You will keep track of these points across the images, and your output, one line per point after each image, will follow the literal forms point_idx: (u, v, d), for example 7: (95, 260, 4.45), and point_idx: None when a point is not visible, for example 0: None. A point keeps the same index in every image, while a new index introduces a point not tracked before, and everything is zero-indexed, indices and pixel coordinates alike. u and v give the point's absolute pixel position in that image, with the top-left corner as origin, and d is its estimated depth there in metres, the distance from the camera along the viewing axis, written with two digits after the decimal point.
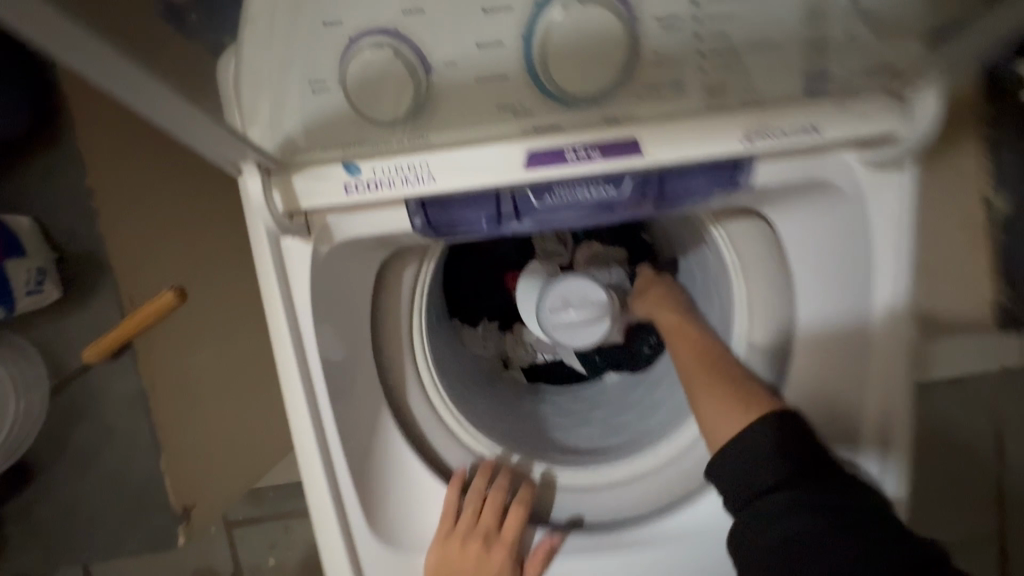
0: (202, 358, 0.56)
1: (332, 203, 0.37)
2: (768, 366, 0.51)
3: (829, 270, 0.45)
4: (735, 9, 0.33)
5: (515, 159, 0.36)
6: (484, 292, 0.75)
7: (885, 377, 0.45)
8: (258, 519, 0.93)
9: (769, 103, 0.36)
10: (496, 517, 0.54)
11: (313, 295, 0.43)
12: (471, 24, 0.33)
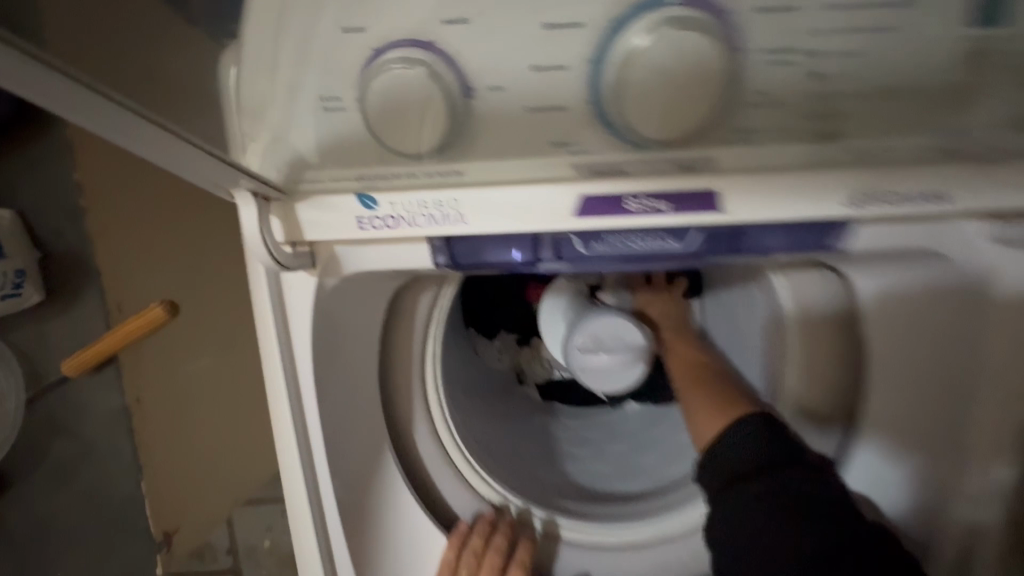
0: (196, 367, 0.61)
1: (341, 237, 0.31)
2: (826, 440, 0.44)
3: (922, 355, 0.37)
4: (855, 45, 0.27)
5: (565, 204, 0.30)
6: (505, 302, 0.69)
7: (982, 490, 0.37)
8: None
9: (889, 161, 0.29)
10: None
11: (313, 334, 0.37)
12: (526, 43, 0.27)
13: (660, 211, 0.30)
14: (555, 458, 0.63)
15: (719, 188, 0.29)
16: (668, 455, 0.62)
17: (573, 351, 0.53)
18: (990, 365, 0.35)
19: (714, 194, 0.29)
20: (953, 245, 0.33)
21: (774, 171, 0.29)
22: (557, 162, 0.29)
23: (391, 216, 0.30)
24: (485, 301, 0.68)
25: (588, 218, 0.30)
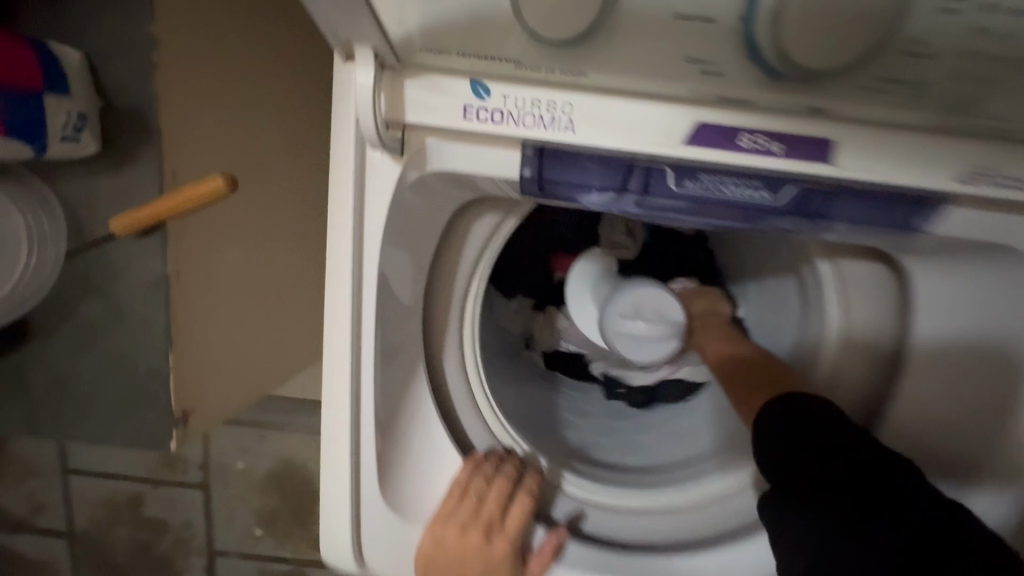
0: (218, 256, 0.49)
1: (445, 124, 0.31)
2: (867, 409, 0.48)
3: (956, 341, 0.40)
4: None
5: (678, 128, 0.30)
6: (528, 265, 0.69)
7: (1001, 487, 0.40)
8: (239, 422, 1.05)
9: (1005, 142, 0.28)
10: (506, 514, 0.46)
11: (386, 226, 0.36)
12: None
13: (772, 152, 0.29)
14: (556, 424, 0.62)
15: (838, 141, 0.29)
16: (668, 438, 0.62)
17: (611, 318, 0.52)
18: None
19: (830, 144, 0.29)
20: None
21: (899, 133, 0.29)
22: (682, 82, 0.29)
23: (500, 110, 0.30)
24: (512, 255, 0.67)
25: (697, 147, 0.30)
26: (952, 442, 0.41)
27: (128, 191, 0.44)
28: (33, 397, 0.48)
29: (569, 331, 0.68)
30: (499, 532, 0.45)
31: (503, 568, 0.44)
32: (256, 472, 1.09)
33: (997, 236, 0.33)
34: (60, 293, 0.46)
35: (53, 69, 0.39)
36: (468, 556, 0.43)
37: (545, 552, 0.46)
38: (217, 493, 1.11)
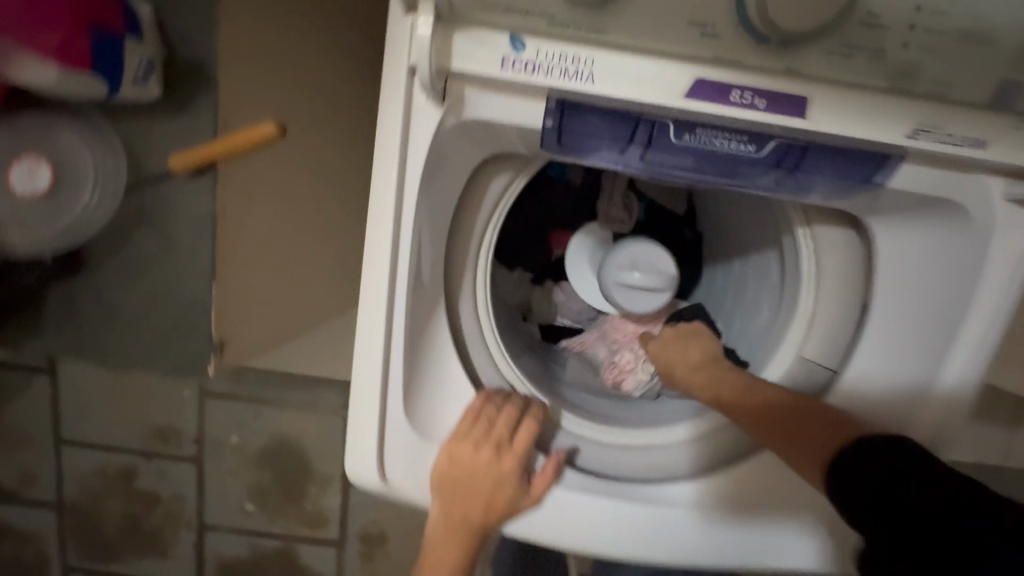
0: None
1: (484, 73, 0.36)
2: (833, 353, 0.55)
3: (909, 294, 0.47)
4: None
5: (680, 83, 0.35)
6: (530, 240, 0.75)
7: (943, 414, 0.46)
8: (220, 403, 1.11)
9: (947, 104, 0.35)
10: (512, 439, 0.51)
11: (424, 166, 0.42)
12: None
13: (757, 107, 0.35)
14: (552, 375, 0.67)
15: (811, 98, 0.35)
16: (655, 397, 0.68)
17: (609, 268, 0.59)
18: (980, 294, 0.44)
19: (804, 101, 0.35)
20: (975, 196, 0.41)
21: (861, 93, 0.35)
22: (686, 44, 0.35)
23: (533, 61, 0.36)
24: (515, 227, 0.73)
25: (696, 99, 0.36)
26: (904, 376, 0.47)
27: None
28: None
29: (564, 307, 0.74)
30: (508, 453, 0.50)
31: (510, 481, 0.50)
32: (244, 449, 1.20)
33: (940, 186, 0.40)
34: None
35: (131, 18, 0.52)
36: (480, 470, 0.49)
37: (545, 473, 0.51)
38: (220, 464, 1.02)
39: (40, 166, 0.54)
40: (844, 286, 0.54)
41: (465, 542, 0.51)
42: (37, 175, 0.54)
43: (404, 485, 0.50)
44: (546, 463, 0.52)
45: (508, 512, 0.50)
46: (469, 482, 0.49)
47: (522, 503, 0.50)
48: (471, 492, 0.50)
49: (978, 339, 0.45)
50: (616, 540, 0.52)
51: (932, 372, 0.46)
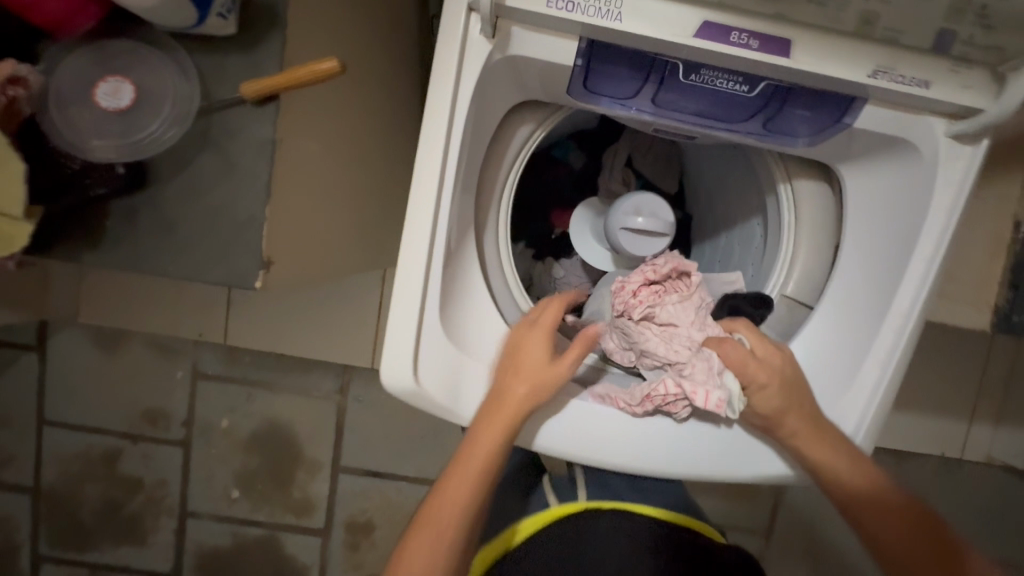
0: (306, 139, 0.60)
1: (529, 8, 0.44)
2: (810, 293, 0.63)
3: (868, 238, 0.57)
4: None
5: (691, 24, 0.44)
6: (535, 214, 0.83)
7: (884, 360, 0.56)
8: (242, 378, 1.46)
9: (899, 49, 0.44)
10: (551, 334, 0.59)
11: (472, 94, 0.49)
12: None
13: (750, 45, 0.44)
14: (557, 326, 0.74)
15: (794, 40, 0.44)
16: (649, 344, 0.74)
17: (615, 215, 0.67)
18: (928, 227, 0.52)
19: (788, 42, 0.44)
20: (922, 137, 0.50)
21: (832, 37, 0.44)
22: None
23: (573, 1, 0.44)
24: (521, 202, 0.82)
25: (703, 37, 0.44)
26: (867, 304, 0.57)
27: (254, 66, 0.55)
28: (140, 233, 0.56)
29: (562, 282, 0.82)
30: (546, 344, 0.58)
31: (541, 352, 0.57)
32: (238, 432, 1.48)
33: (894, 126, 0.49)
34: (182, 146, 0.55)
35: None
36: (523, 356, 0.57)
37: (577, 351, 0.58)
38: (197, 449, 1.49)
39: (125, 83, 0.52)
40: (816, 232, 0.62)
41: (505, 419, 0.55)
42: (122, 88, 0.52)
43: (435, 390, 0.54)
44: (571, 350, 0.58)
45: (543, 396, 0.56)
46: (513, 364, 0.57)
47: (555, 387, 0.56)
48: (512, 372, 0.56)
49: (887, 357, 0.56)
50: (596, 445, 0.58)
51: (851, 372, 0.57)
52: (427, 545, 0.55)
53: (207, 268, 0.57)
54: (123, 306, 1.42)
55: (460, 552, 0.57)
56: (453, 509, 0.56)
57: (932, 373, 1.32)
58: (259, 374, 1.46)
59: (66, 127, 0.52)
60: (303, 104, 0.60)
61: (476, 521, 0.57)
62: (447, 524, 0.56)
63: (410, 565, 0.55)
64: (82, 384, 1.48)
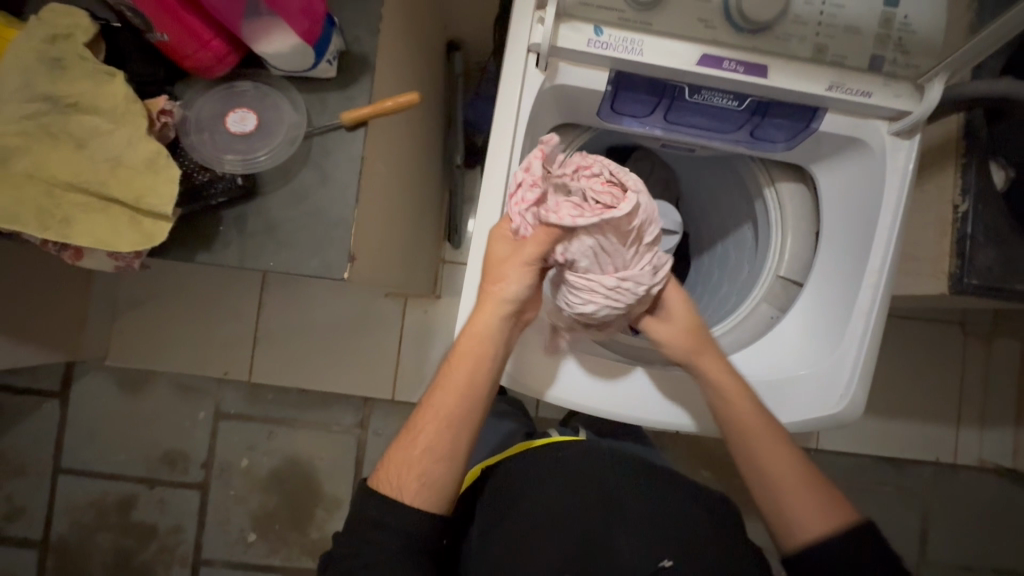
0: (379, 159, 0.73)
1: (575, 47, 0.60)
2: (799, 273, 0.76)
3: (839, 221, 0.71)
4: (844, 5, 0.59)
5: (695, 55, 0.59)
6: None
7: (867, 319, 0.67)
8: (258, 417, 1.43)
9: (847, 70, 0.60)
10: (522, 228, 0.61)
11: (529, 113, 0.63)
12: None
13: (738, 70, 0.59)
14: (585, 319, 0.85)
15: (771, 65, 0.60)
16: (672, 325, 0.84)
17: None
18: (884, 206, 0.66)
19: (765, 67, 0.59)
20: (871, 136, 0.65)
21: (798, 63, 0.60)
22: (697, 33, 0.59)
23: (607, 40, 0.59)
24: None
25: (703, 64, 0.60)
26: (847, 275, 0.69)
27: (348, 99, 0.69)
28: (247, 233, 0.67)
29: None
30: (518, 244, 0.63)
31: (502, 244, 0.63)
32: (257, 470, 1.43)
33: (850, 128, 0.64)
34: (287, 163, 0.68)
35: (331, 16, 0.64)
36: (496, 257, 0.63)
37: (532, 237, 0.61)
38: (215, 491, 1.42)
39: (250, 114, 0.66)
40: (800, 223, 0.76)
41: (472, 335, 0.63)
42: (247, 117, 0.66)
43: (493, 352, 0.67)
44: (529, 242, 0.61)
45: (503, 297, 0.63)
46: (487, 269, 0.64)
47: (517, 283, 0.62)
48: (482, 282, 0.64)
49: (868, 316, 0.67)
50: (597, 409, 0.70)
51: (843, 331, 0.68)
52: (404, 452, 0.62)
53: (300, 261, 0.67)
54: (145, 349, 1.41)
55: (436, 465, 0.62)
56: (427, 424, 0.63)
57: (912, 378, 1.44)
58: (279, 412, 1.43)
59: (199, 148, 0.65)
60: (378, 132, 0.74)
61: (453, 435, 0.62)
62: (422, 433, 0.63)
63: (388, 473, 0.62)
64: (95, 428, 1.42)
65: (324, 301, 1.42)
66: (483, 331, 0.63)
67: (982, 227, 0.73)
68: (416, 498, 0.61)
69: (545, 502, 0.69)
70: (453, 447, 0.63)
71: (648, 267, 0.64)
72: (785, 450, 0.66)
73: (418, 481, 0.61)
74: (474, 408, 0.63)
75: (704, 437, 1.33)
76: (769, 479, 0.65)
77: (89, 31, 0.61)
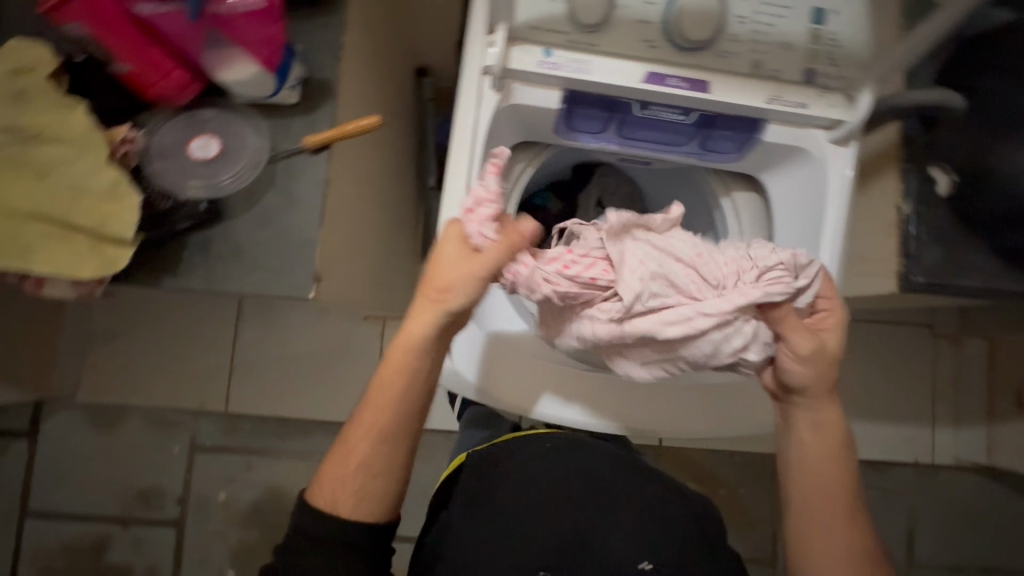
0: (342, 182, 0.75)
1: (527, 69, 0.62)
2: None
3: (793, 224, 0.73)
4: (774, 24, 0.63)
5: (640, 73, 0.63)
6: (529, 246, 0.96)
7: None
8: (235, 449, 1.39)
9: (784, 83, 0.64)
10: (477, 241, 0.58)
11: (486, 132, 0.66)
12: None
13: (682, 86, 0.63)
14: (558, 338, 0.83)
15: (712, 80, 0.63)
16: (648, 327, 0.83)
17: None
18: (830, 209, 0.69)
19: (707, 83, 0.63)
20: (813, 143, 0.68)
21: (737, 78, 0.63)
22: (640, 52, 0.63)
23: (557, 62, 0.62)
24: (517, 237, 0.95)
25: (649, 81, 0.63)
26: None
27: (311, 123, 0.70)
28: (211, 256, 0.67)
29: None
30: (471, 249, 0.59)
31: (449, 254, 0.59)
32: (235, 504, 1.39)
33: (792, 137, 0.68)
34: (251, 188, 0.68)
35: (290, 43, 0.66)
36: (445, 264, 0.59)
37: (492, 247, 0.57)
38: (191, 528, 1.38)
39: (214, 141, 0.67)
40: (756, 231, 0.79)
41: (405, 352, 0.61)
42: (210, 144, 0.67)
43: None
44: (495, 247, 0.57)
45: (447, 309, 0.59)
46: (430, 280, 0.59)
47: (463, 296, 0.58)
48: (423, 288, 0.60)
49: None
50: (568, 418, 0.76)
51: None
52: (340, 462, 0.62)
53: (267, 282, 0.67)
54: (117, 383, 1.37)
55: (370, 477, 0.62)
56: (360, 439, 0.62)
57: (886, 380, 1.47)
58: (257, 442, 1.40)
59: (163, 175, 0.66)
60: (344, 154, 0.75)
61: (386, 445, 0.62)
62: (356, 446, 0.62)
63: (324, 484, 0.62)
64: (66, 468, 1.37)
65: (301, 327, 1.42)
66: (418, 340, 0.60)
67: (927, 226, 0.77)
68: (352, 511, 0.61)
69: (532, 490, 0.68)
70: (388, 460, 0.62)
71: (761, 280, 0.57)
72: (836, 469, 0.65)
73: (353, 493, 0.61)
74: (406, 420, 0.62)
75: (688, 448, 1.34)
76: (826, 488, 0.66)
77: (52, 63, 0.62)
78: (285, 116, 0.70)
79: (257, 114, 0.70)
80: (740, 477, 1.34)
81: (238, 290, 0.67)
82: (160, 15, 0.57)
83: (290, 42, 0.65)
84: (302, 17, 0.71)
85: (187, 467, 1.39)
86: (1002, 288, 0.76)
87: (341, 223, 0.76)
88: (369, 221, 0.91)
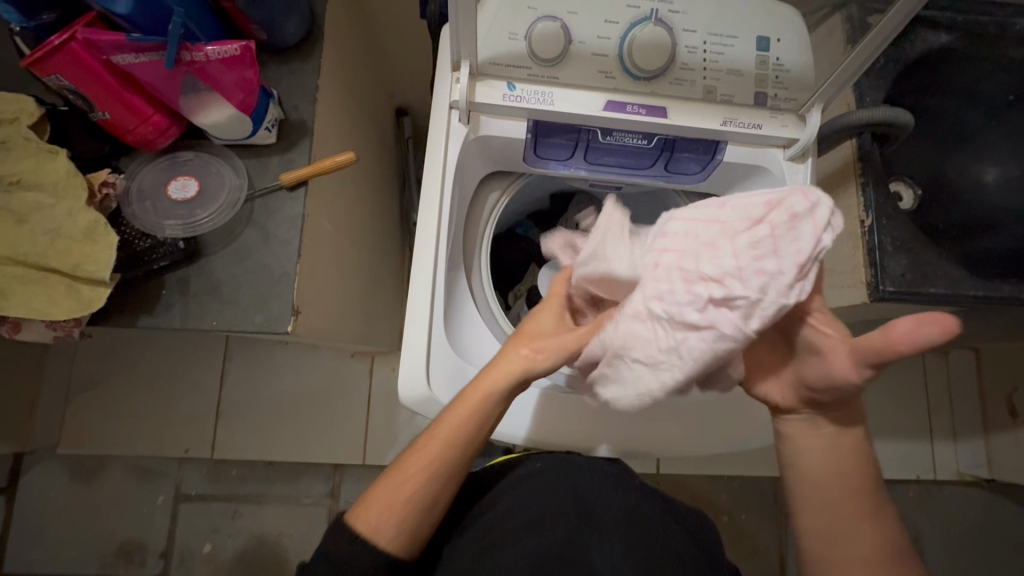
0: (320, 215, 0.77)
1: (493, 102, 0.66)
2: None
3: None
4: (725, 52, 0.66)
5: (601, 102, 0.66)
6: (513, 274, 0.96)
7: None
8: (222, 496, 1.36)
9: (737, 106, 0.67)
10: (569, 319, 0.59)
11: (457, 162, 0.68)
12: (597, 26, 0.64)
13: (640, 112, 0.66)
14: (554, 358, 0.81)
15: (668, 107, 0.67)
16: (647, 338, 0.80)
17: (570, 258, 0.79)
18: None
19: (664, 109, 0.66)
20: (773, 160, 0.71)
21: (693, 104, 0.67)
22: (599, 83, 0.66)
23: (520, 95, 0.65)
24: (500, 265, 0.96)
25: (609, 109, 0.66)
26: None
27: (288, 161, 0.73)
28: (188, 293, 0.68)
29: None
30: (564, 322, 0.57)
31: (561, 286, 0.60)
32: (220, 555, 1.33)
33: (752, 155, 0.71)
34: (229, 225, 0.70)
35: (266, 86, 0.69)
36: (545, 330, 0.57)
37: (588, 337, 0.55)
38: None
39: (191, 180, 0.70)
40: None
41: (482, 397, 0.54)
42: (188, 184, 0.70)
43: (443, 395, 0.64)
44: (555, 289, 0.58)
45: (536, 368, 0.54)
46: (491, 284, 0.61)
47: (550, 364, 0.54)
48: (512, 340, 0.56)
49: None
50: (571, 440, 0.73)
51: None
52: (390, 492, 0.55)
53: (244, 316, 0.68)
54: (98, 433, 1.34)
55: (419, 511, 0.56)
56: (416, 472, 0.55)
57: (876, 396, 1.47)
58: (244, 488, 1.36)
59: (142, 215, 0.68)
60: (321, 189, 0.77)
61: (441, 494, 0.56)
62: (413, 480, 0.55)
63: (369, 512, 0.55)
64: (43, 525, 1.32)
65: (287, 367, 1.40)
66: (500, 391, 0.54)
67: (891, 235, 0.79)
68: (392, 542, 0.55)
69: (522, 496, 0.68)
70: (441, 496, 0.57)
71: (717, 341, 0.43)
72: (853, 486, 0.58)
73: (400, 524, 0.55)
74: (466, 460, 0.57)
75: (684, 474, 1.32)
76: (823, 506, 0.55)
77: (35, 113, 0.65)
78: (262, 156, 0.73)
79: (237, 155, 0.72)
80: (739, 503, 1.31)
81: (215, 325, 0.67)
82: (137, 65, 0.59)
83: (265, 86, 0.68)
84: (278, 64, 0.75)
85: (171, 516, 1.34)
86: (968, 294, 0.77)
87: (320, 256, 0.77)
88: (350, 255, 0.93)
